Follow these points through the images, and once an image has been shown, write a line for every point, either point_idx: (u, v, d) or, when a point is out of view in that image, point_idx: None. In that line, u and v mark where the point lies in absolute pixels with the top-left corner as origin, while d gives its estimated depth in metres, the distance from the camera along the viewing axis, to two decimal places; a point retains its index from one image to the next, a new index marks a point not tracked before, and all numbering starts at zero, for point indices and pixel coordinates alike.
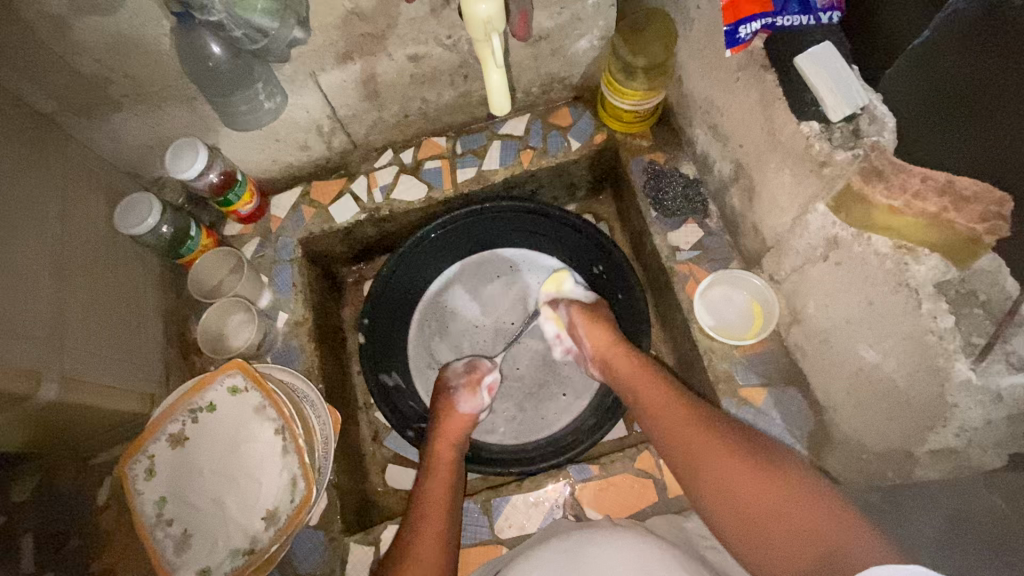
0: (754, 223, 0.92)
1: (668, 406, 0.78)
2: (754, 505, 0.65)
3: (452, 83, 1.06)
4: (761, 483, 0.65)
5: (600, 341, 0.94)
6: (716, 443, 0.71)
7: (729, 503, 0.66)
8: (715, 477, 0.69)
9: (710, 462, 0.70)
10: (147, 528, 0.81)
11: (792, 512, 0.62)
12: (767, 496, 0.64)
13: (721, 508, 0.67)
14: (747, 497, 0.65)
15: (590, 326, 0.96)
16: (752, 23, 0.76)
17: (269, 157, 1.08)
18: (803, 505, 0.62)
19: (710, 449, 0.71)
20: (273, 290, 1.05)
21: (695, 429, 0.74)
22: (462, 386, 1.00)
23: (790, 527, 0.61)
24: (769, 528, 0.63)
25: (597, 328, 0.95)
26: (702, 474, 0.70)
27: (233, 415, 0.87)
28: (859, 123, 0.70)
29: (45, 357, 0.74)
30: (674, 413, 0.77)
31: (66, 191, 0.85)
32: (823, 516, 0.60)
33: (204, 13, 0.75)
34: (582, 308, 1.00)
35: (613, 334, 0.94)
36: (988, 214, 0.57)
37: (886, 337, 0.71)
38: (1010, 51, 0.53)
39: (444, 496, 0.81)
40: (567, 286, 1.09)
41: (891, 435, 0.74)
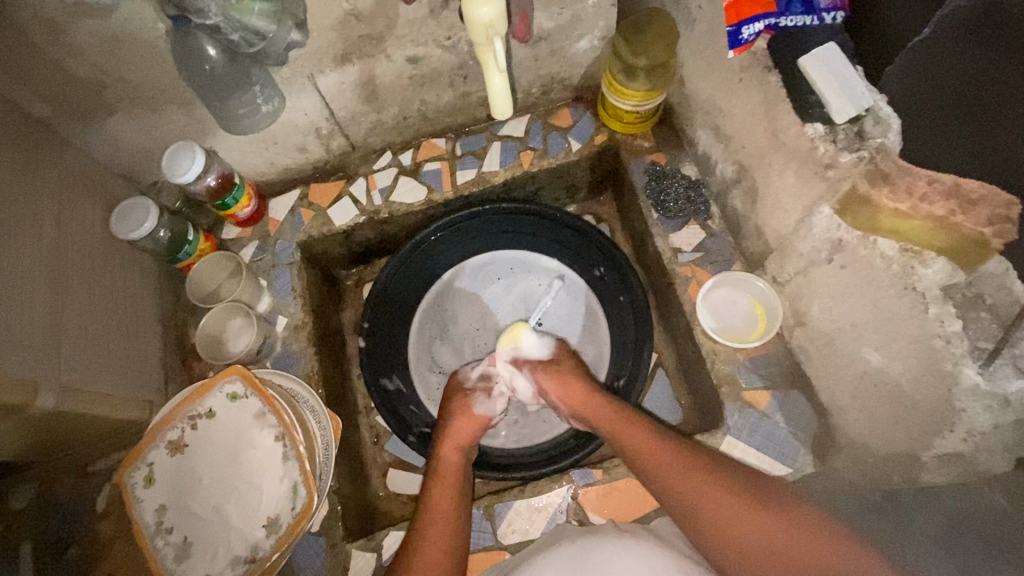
0: (757, 225, 0.91)
1: (657, 450, 0.78)
2: (751, 540, 0.68)
3: (451, 85, 1.05)
4: (761, 517, 0.69)
5: (575, 397, 0.92)
6: (709, 480, 0.72)
7: (731, 540, 0.69)
8: (713, 506, 0.71)
9: (707, 499, 0.71)
10: (147, 536, 0.80)
11: (791, 538, 0.66)
12: (771, 535, 0.67)
13: (723, 547, 0.69)
14: (749, 535, 0.68)
15: (559, 384, 0.94)
16: (755, 24, 0.76)
17: (267, 160, 1.07)
18: (804, 534, 0.66)
19: (704, 488, 0.72)
20: (272, 294, 1.04)
21: (684, 469, 0.75)
22: (479, 389, 1.00)
23: (790, 558, 0.66)
24: (765, 561, 0.67)
25: (565, 389, 0.93)
26: (699, 513, 0.71)
27: (232, 421, 0.86)
28: (864, 124, 0.69)
29: (43, 365, 0.73)
30: (665, 461, 0.76)
31: (63, 197, 0.84)
32: (822, 546, 0.65)
33: (201, 17, 0.74)
34: (546, 369, 0.97)
35: (588, 389, 0.92)
36: (995, 218, 0.57)
37: (893, 341, 0.71)
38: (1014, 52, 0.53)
39: (452, 496, 0.81)
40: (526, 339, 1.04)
41: (897, 439, 0.74)
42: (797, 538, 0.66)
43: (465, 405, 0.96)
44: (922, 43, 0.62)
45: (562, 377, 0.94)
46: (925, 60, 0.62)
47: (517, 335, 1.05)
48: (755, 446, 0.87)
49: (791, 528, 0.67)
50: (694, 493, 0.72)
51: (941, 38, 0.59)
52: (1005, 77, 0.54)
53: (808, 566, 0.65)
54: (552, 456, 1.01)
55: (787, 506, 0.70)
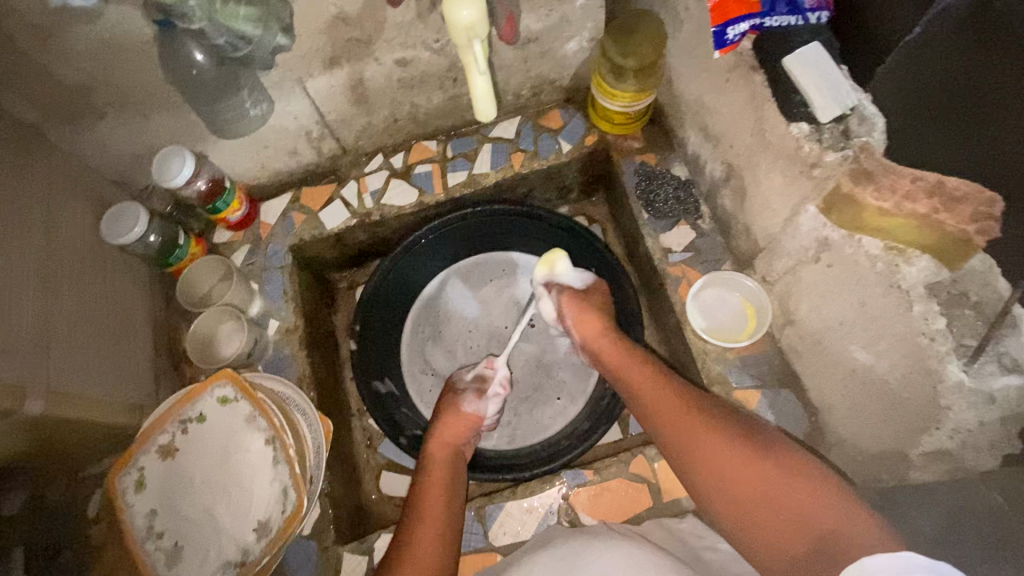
0: (745, 224, 0.91)
1: (663, 399, 0.78)
2: (748, 493, 0.65)
3: (441, 87, 1.05)
4: (754, 468, 0.66)
5: (591, 331, 0.92)
6: (709, 432, 0.71)
7: (728, 492, 0.67)
8: (716, 461, 0.68)
9: (706, 450, 0.70)
10: (137, 542, 0.80)
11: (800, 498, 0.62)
12: (768, 482, 0.64)
13: (724, 502, 0.67)
14: (744, 487, 0.65)
15: (580, 318, 0.94)
16: (740, 24, 0.76)
17: (258, 163, 1.06)
18: (805, 489, 0.62)
19: (707, 439, 0.70)
20: (264, 297, 1.04)
21: (686, 420, 0.74)
22: (471, 389, 0.99)
23: (784, 510, 0.62)
24: (755, 512, 0.64)
25: (585, 317, 0.94)
26: (697, 461, 0.70)
27: (222, 426, 0.86)
28: (849, 123, 0.69)
29: (31, 372, 0.73)
30: (674, 404, 0.76)
31: (51, 203, 0.84)
32: (828, 503, 0.61)
33: (186, 21, 0.75)
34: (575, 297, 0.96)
35: (606, 326, 0.92)
36: (977, 215, 0.58)
37: (879, 339, 0.71)
38: (1003, 45, 0.52)
39: (442, 497, 0.81)
40: (559, 267, 1.01)
41: (885, 437, 0.74)
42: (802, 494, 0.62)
43: (454, 404, 0.96)
44: (913, 41, 0.60)
45: (586, 303, 0.96)
46: (909, 58, 0.61)
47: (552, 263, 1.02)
48: None
49: (790, 482, 0.63)
50: (696, 447, 0.71)
51: (922, 44, 0.59)
52: (992, 67, 0.53)
53: (800, 514, 0.61)
54: (544, 458, 1.02)
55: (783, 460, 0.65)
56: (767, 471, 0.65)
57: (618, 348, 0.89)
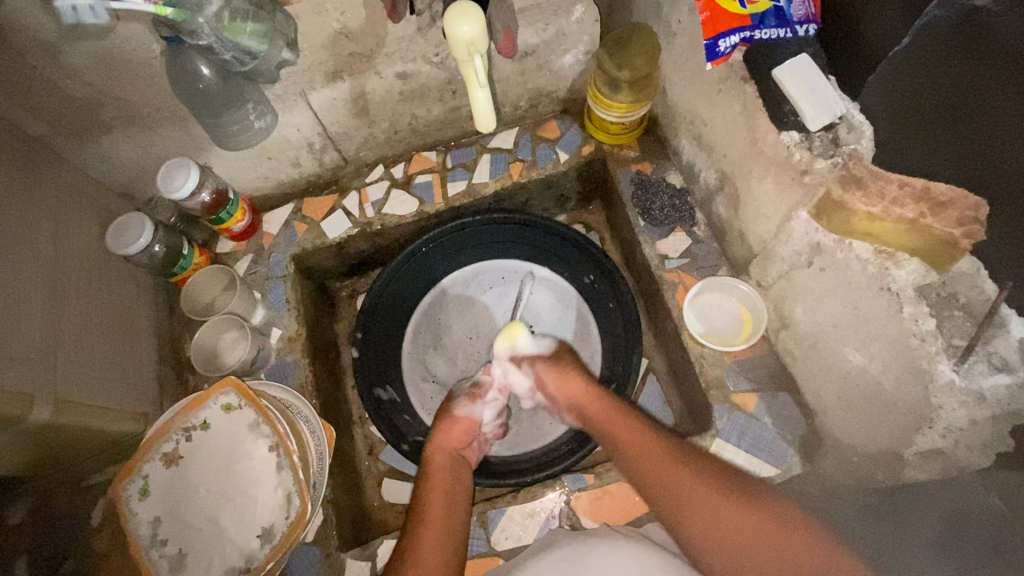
0: (741, 231, 0.93)
1: (644, 441, 0.78)
2: (742, 546, 0.65)
3: (441, 99, 1.07)
4: (748, 523, 0.66)
5: (574, 391, 0.90)
6: (700, 484, 0.70)
7: (722, 547, 0.66)
8: (707, 516, 0.68)
9: (692, 494, 0.69)
10: (142, 549, 0.81)
11: (792, 548, 0.63)
12: (763, 535, 0.65)
13: (718, 554, 0.67)
14: (739, 538, 0.65)
15: (559, 377, 0.93)
16: (730, 37, 0.79)
17: (261, 175, 1.08)
18: (794, 539, 0.64)
19: (697, 492, 0.69)
20: (266, 306, 1.05)
21: (669, 463, 0.74)
22: (465, 394, 1.00)
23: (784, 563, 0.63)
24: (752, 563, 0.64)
25: (566, 377, 0.92)
26: (687, 515, 0.69)
27: (226, 433, 0.87)
28: (838, 132, 0.72)
29: (40, 380, 0.75)
30: (657, 459, 0.75)
31: (60, 214, 0.86)
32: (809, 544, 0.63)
33: (195, 38, 0.76)
34: (547, 363, 0.95)
35: (586, 383, 0.91)
36: (965, 219, 0.60)
37: (872, 341, 0.73)
38: (997, 45, 0.53)
39: (443, 502, 0.81)
40: (522, 340, 1.02)
41: (880, 437, 0.76)
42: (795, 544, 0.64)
43: (449, 412, 0.97)
44: (900, 52, 0.63)
45: (561, 366, 0.94)
46: (898, 68, 0.64)
47: (513, 336, 1.03)
48: (745, 449, 0.88)
49: (782, 534, 0.64)
50: (685, 493, 0.70)
51: (915, 48, 0.61)
52: (986, 68, 0.54)
53: (787, 561, 0.63)
54: (545, 463, 1.02)
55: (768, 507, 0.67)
56: (756, 521, 0.66)
57: (601, 402, 0.87)
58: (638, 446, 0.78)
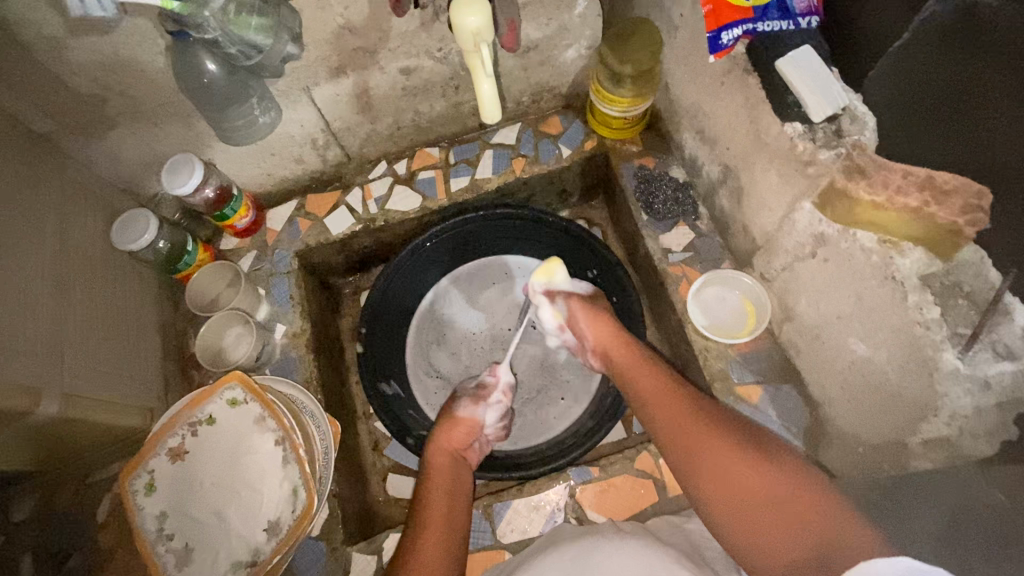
0: (744, 223, 0.94)
1: (671, 407, 0.77)
2: (744, 494, 0.66)
3: (444, 94, 1.07)
4: (756, 475, 0.66)
5: (605, 338, 0.93)
6: (713, 438, 0.71)
7: (726, 496, 0.67)
8: (714, 467, 0.69)
9: (706, 452, 0.71)
10: (148, 544, 0.81)
11: (797, 502, 0.63)
12: (770, 488, 0.65)
13: (720, 503, 0.67)
14: (742, 488, 0.66)
15: (593, 321, 0.95)
16: (734, 29, 0.79)
17: (265, 172, 1.09)
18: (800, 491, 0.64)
19: (707, 441, 0.71)
20: (271, 302, 1.05)
21: (694, 433, 0.73)
22: (468, 395, 1.01)
23: (788, 513, 0.63)
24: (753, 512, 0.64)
25: (598, 322, 0.95)
26: (698, 461, 0.71)
27: (232, 428, 0.87)
28: (841, 123, 0.72)
29: (45, 374, 0.75)
30: (679, 407, 0.77)
31: (65, 210, 0.86)
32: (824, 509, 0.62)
33: (200, 32, 0.76)
34: (582, 301, 0.97)
35: (617, 330, 0.93)
36: (969, 207, 0.60)
37: (876, 330, 0.73)
38: (990, 42, 0.54)
39: (444, 502, 0.81)
40: (559, 276, 1.00)
41: (884, 427, 0.76)
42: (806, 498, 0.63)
43: (451, 413, 0.97)
44: (899, 49, 0.64)
45: (596, 308, 0.96)
46: (901, 62, 0.65)
47: (552, 272, 1.01)
48: None
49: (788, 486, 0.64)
50: (697, 443, 0.72)
51: (915, 43, 0.62)
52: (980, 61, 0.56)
53: (797, 517, 0.62)
54: (550, 456, 1.03)
55: (784, 463, 0.67)
56: (773, 491, 0.65)
57: (629, 349, 0.90)
58: (660, 392, 0.80)
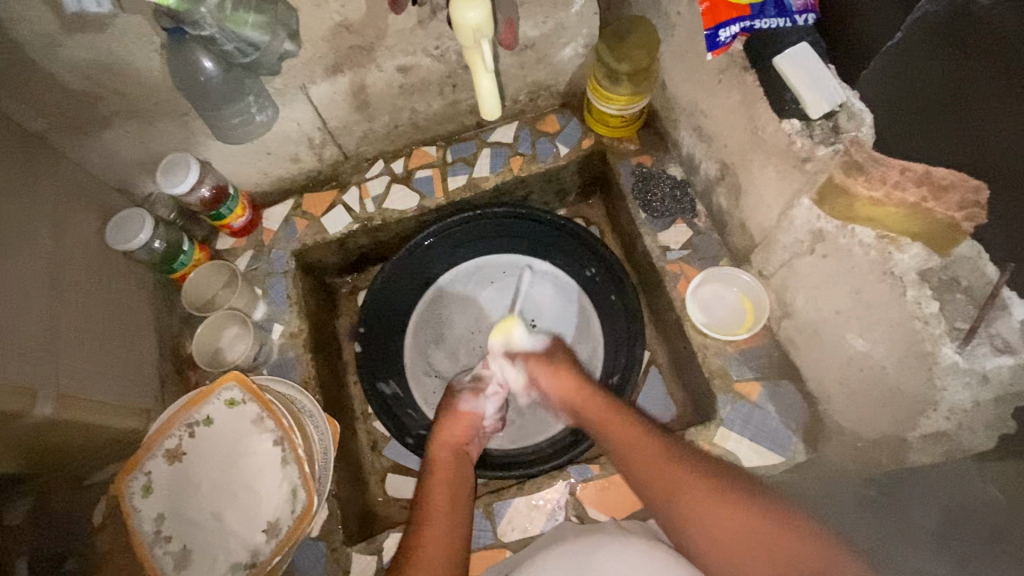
0: (741, 221, 0.94)
1: (640, 441, 0.78)
2: (729, 538, 0.66)
3: (441, 93, 1.07)
4: (735, 515, 0.67)
5: (568, 387, 0.91)
6: (691, 482, 0.71)
7: (714, 541, 0.67)
8: (696, 515, 0.68)
9: (686, 497, 0.70)
10: (145, 546, 0.80)
11: (780, 540, 0.64)
12: (752, 528, 0.65)
13: (709, 548, 0.67)
14: (727, 532, 0.66)
15: (554, 375, 0.93)
16: (730, 27, 0.80)
17: (261, 171, 1.08)
18: (780, 527, 0.65)
19: (686, 487, 0.71)
20: (268, 303, 1.04)
21: (665, 465, 0.74)
22: (468, 389, 0.99)
23: (772, 552, 0.63)
24: (741, 555, 0.65)
25: (560, 373, 0.93)
26: (680, 509, 0.70)
27: (229, 428, 0.86)
28: (838, 119, 0.73)
29: (40, 375, 0.74)
30: (652, 453, 0.76)
31: (59, 209, 0.85)
32: (806, 543, 0.63)
33: (197, 29, 0.76)
34: (540, 359, 0.96)
35: (580, 381, 0.91)
36: (966, 203, 0.61)
37: (874, 326, 0.73)
38: (981, 40, 0.54)
39: (446, 495, 0.81)
40: (516, 335, 1.03)
41: (883, 423, 0.76)
42: (786, 535, 0.64)
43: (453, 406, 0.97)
44: (895, 47, 0.64)
45: (555, 364, 0.94)
46: (896, 63, 0.64)
47: (507, 330, 1.04)
48: (748, 437, 0.88)
49: (771, 527, 0.65)
50: (675, 492, 0.71)
51: (909, 43, 0.62)
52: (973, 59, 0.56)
53: (784, 561, 0.62)
54: (550, 454, 1.02)
55: (758, 502, 0.67)
56: (755, 532, 0.65)
57: (595, 399, 0.88)
58: (631, 439, 0.79)
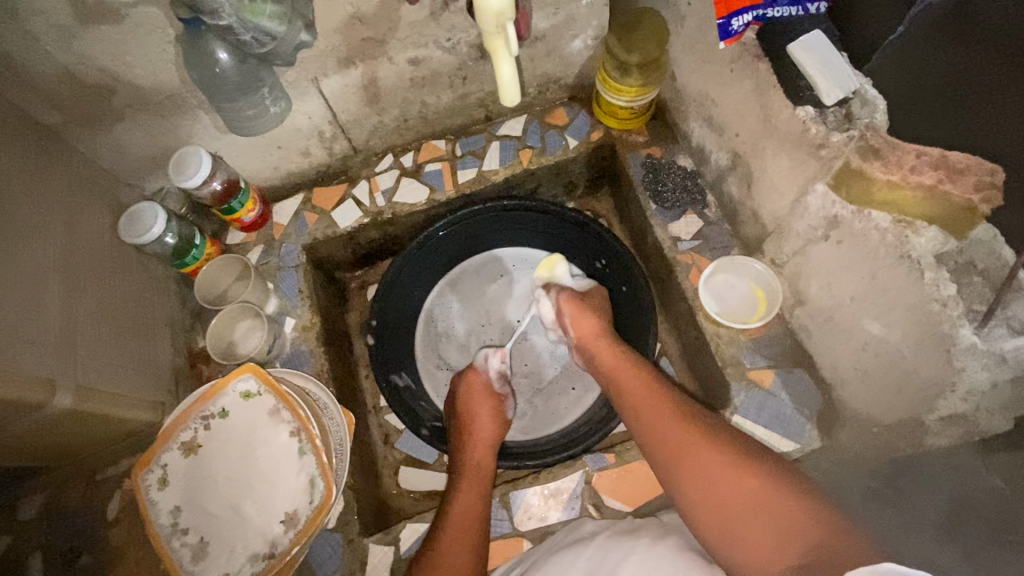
0: (753, 210, 0.94)
1: (657, 402, 0.79)
2: (729, 502, 0.65)
3: (451, 86, 1.07)
4: (742, 481, 0.65)
5: (586, 331, 0.96)
6: (701, 443, 0.70)
7: (712, 501, 0.66)
8: (701, 476, 0.68)
9: (693, 458, 0.70)
10: (162, 538, 0.80)
11: (786, 511, 0.62)
12: (757, 497, 0.64)
13: (705, 508, 0.66)
14: (728, 497, 0.65)
15: (577, 314, 0.98)
16: (744, 15, 0.79)
17: (271, 164, 1.08)
18: (787, 495, 0.63)
19: (695, 449, 0.70)
20: (279, 296, 1.04)
21: (678, 427, 0.74)
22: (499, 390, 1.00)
23: (771, 521, 0.61)
24: (738, 519, 0.64)
25: (582, 316, 0.98)
26: (685, 472, 0.70)
27: (245, 420, 0.86)
28: (852, 106, 0.73)
29: (58, 366, 0.74)
30: (665, 416, 0.76)
31: (73, 203, 0.85)
32: (813, 517, 0.60)
33: (215, 18, 0.75)
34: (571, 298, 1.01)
35: (602, 328, 0.95)
36: (981, 184, 0.62)
37: (890, 310, 0.74)
38: (995, 24, 0.56)
39: (476, 499, 0.82)
40: (560, 270, 1.11)
41: (899, 406, 0.77)
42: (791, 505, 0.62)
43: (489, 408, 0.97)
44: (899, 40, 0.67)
45: (583, 305, 1.00)
46: (900, 53, 0.67)
47: (553, 266, 1.12)
48: (762, 424, 0.89)
49: (780, 494, 0.63)
50: (682, 451, 0.71)
51: (915, 35, 0.64)
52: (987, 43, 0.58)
53: (785, 528, 0.60)
54: (565, 444, 1.01)
55: (771, 472, 0.65)
56: (761, 500, 0.63)
57: (615, 353, 0.91)
58: (647, 399, 0.80)
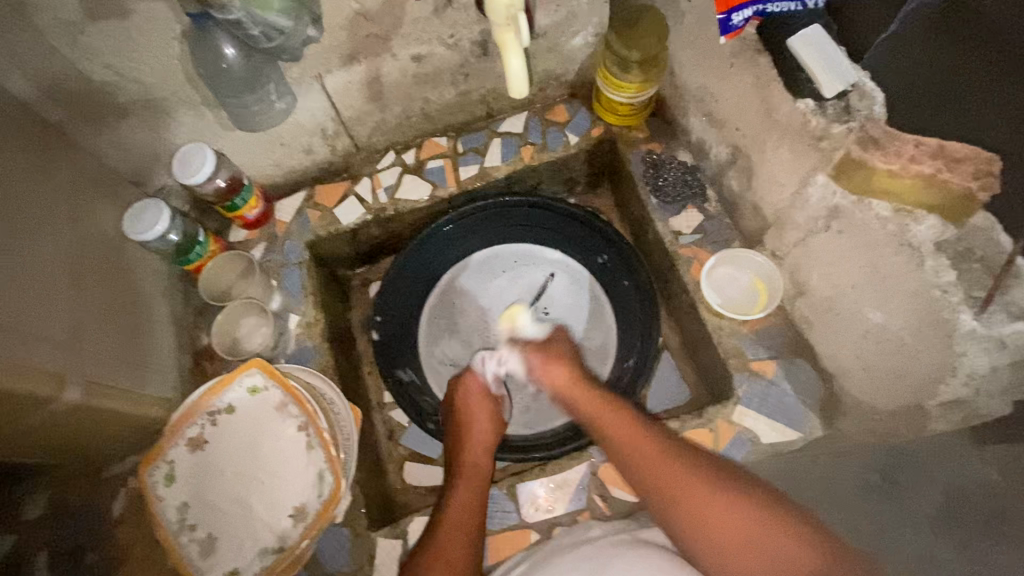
0: (754, 203, 0.95)
1: (642, 433, 0.77)
2: (722, 529, 0.65)
3: (453, 83, 1.08)
4: (735, 509, 0.66)
5: (559, 381, 0.90)
6: (691, 475, 0.70)
7: (705, 528, 0.66)
8: (693, 507, 0.68)
9: (682, 488, 0.69)
10: (170, 535, 0.80)
11: (776, 540, 0.63)
12: (750, 525, 0.65)
13: (697, 534, 0.67)
14: (722, 525, 0.65)
15: (547, 365, 0.92)
16: (744, 10, 0.80)
17: (273, 162, 1.08)
18: (778, 526, 0.64)
19: (683, 481, 0.70)
20: (283, 293, 1.04)
21: (664, 458, 0.73)
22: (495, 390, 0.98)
23: (761, 550, 0.63)
24: (729, 544, 0.65)
25: (551, 366, 0.92)
26: (675, 499, 0.69)
27: (252, 416, 0.86)
28: (850, 99, 0.75)
29: (66, 360, 0.74)
30: (649, 447, 0.75)
31: (78, 199, 0.85)
32: (801, 548, 0.62)
33: (223, 12, 0.77)
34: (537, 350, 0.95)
35: (574, 373, 0.90)
36: (980, 172, 0.64)
37: (893, 297, 0.75)
38: (989, 20, 0.58)
39: (473, 499, 0.82)
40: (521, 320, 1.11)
41: (902, 393, 0.78)
42: (779, 534, 0.63)
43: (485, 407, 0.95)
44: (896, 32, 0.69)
45: (549, 353, 0.94)
46: (897, 46, 0.69)
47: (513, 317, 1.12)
48: (765, 414, 0.90)
49: (777, 529, 0.64)
50: (669, 484, 0.70)
51: (913, 26, 0.67)
52: (974, 35, 0.60)
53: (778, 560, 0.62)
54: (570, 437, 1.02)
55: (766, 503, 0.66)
56: (751, 528, 0.64)
57: (588, 391, 0.87)
58: (626, 431, 0.78)
